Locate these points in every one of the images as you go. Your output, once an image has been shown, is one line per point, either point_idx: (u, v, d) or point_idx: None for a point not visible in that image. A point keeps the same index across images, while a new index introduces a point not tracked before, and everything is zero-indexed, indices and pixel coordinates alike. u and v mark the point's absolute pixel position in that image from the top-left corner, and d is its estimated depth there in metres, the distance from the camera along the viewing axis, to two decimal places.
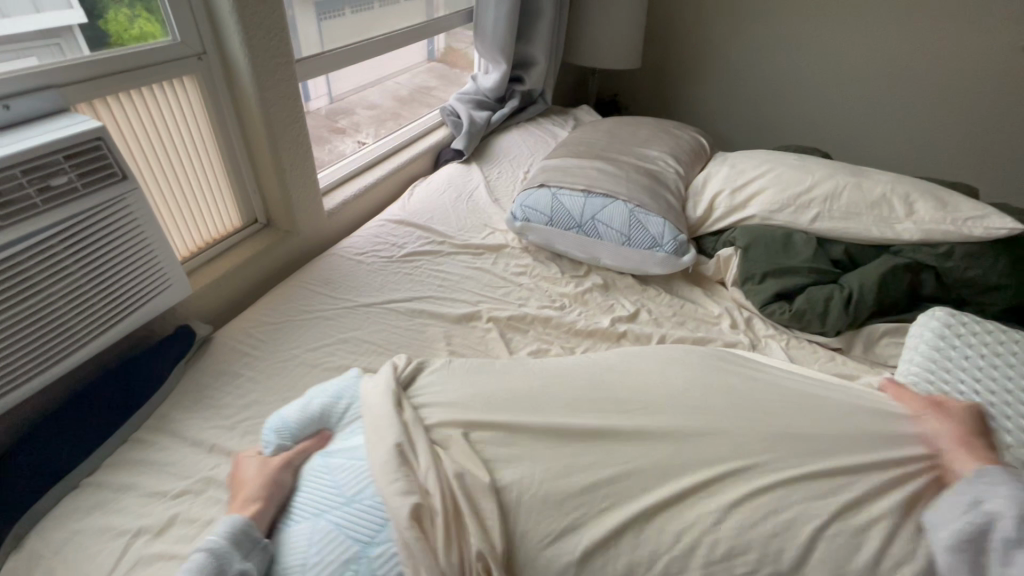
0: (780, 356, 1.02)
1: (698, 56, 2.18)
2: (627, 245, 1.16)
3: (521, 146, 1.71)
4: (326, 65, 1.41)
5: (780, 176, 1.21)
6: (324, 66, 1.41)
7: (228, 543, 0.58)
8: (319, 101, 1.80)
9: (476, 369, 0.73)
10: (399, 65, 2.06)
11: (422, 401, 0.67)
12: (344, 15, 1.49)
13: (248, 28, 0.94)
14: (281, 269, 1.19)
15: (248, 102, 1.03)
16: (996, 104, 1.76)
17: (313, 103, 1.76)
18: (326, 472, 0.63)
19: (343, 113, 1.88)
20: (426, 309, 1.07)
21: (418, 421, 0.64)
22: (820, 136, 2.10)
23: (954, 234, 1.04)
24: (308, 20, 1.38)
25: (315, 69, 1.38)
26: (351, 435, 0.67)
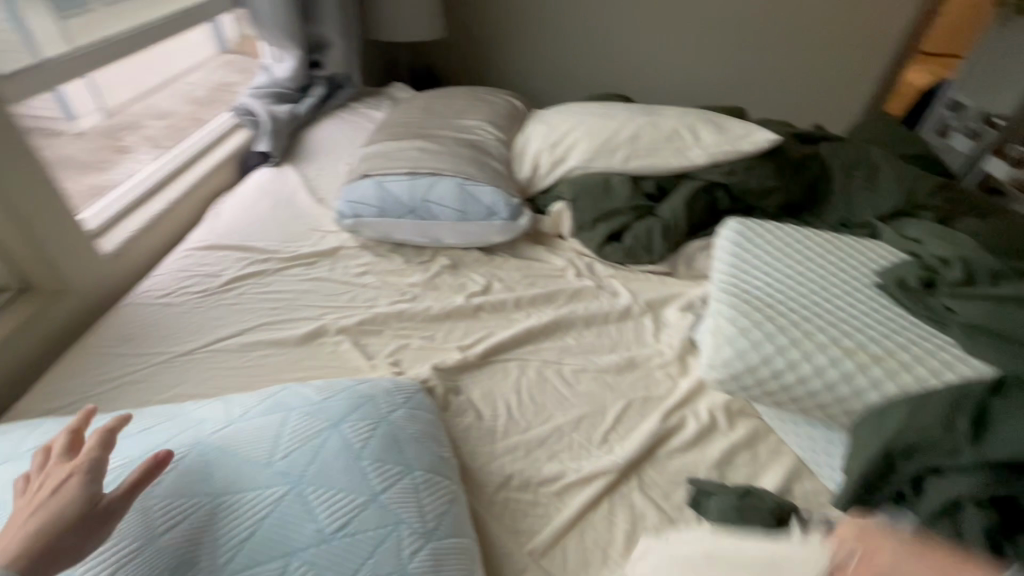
0: (621, 292, 1.12)
1: (499, 16, 2.19)
2: (463, 220, 1.14)
3: (337, 138, 1.58)
4: (59, 76, 1.12)
5: (589, 126, 1.29)
6: (76, 69, 1.16)
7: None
8: (91, 117, 1.58)
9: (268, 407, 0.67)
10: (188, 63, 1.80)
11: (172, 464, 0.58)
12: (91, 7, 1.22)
13: None
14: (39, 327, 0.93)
15: None
16: (748, 34, 2.05)
17: (79, 121, 1.54)
18: None
19: (115, 131, 1.60)
20: (262, 338, 0.96)
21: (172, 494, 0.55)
22: (622, 82, 2.27)
23: (732, 153, 1.20)
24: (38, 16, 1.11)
25: (47, 81, 1.10)
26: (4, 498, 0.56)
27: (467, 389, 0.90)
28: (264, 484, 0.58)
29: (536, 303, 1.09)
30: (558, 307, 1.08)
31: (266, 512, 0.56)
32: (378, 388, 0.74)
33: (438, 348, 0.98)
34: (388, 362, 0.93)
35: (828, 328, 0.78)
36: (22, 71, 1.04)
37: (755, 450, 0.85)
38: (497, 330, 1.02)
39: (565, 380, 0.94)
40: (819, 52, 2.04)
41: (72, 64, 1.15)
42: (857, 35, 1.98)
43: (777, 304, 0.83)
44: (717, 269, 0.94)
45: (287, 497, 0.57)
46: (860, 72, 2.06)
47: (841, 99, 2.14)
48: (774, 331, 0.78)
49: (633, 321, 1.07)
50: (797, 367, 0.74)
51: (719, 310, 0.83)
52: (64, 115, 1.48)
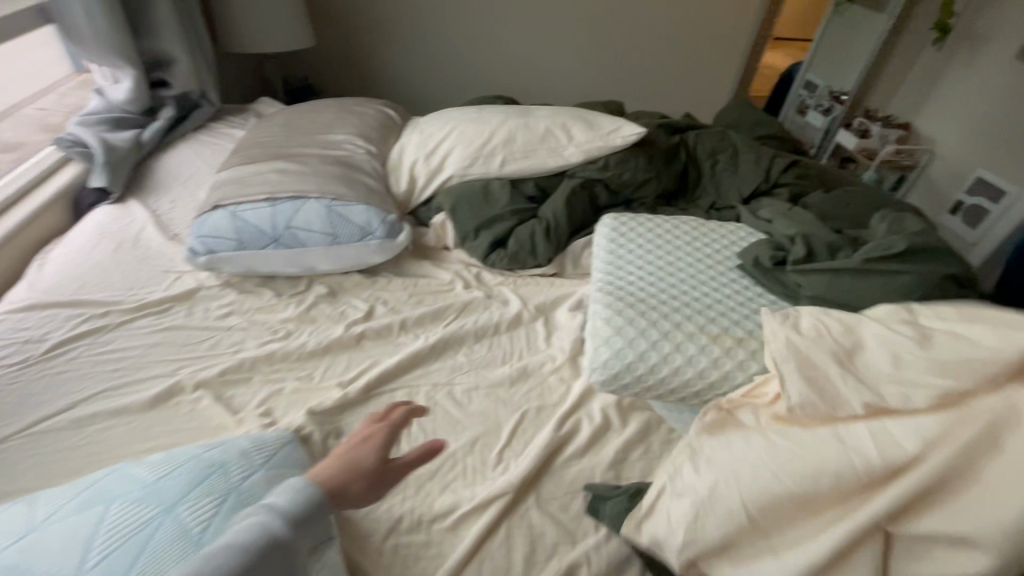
0: (512, 299, 1.09)
1: (372, 22, 2.11)
2: (336, 245, 1.06)
3: (193, 164, 1.42)
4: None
5: (463, 132, 1.25)
6: None
7: (284, 496, 0.46)
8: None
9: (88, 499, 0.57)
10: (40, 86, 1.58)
11: None
12: None
13: None
14: None
15: None
16: (619, 30, 2.12)
17: None
18: None
19: None
20: (100, 409, 0.82)
21: None
22: (507, 83, 2.26)
23: (605, 148, 1.22)
24: None
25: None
26: None
27: (351, 429, 0.83)
28: None
29: (423, 322, 1.03)
30: (447, 324, 1.04)
31: None
32: (230, 452, 0.65)
33: (317, 387, 0.90)
34: (258, 413, 0.84)
35: (696, 317, 0.80)
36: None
37: (648, 442, 0.86)
38: (382, 358, 0.96)
39: (457, 402, 0.90)
40: (684, 44, 2.16)
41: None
42: (714, 27, 2.12)
43: (649, 298, 0.84)
44: (595, 269, 0.94)
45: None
46: (722, 61, 2.21)
47: (709, 87, 2.28)
48: (647, 326, 0.79)
49: (525, 327, 1.05)
50: (670, 360, 0.75)
51: (596, 311, 0.83)
52: None
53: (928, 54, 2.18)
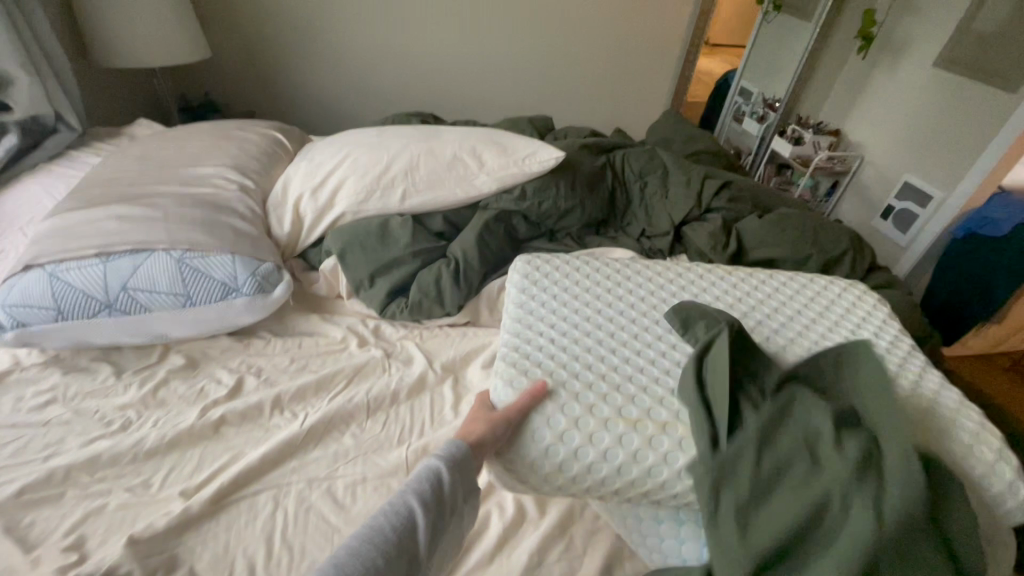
0: (415, 357, 0.93)
1: (276, 32, 1.91)
2: (191, 306, 0.87)
3: (35, 203, 1.18)
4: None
5: (357, 160, 1.08)
6: None
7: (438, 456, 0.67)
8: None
9: None
10: None
11: None
12: None
13: None
14: None
15: None
16: (546, 40, 2.01)
17: None
18: None
19: None
20: None
21: None
22: (432, 98, 2.10)
23: (520, 175, 1.08)
24: None
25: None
26: None
27: (192, 557, 0.65)
28: None
29: (306, 395, 0.86)
30: (335, 395, 0.87)
31: None
32: None
33: (154, 501, 0.70)
34: (62, 548, 0.64)
35: (613, 394, 0.67)
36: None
37: (569, 537, 0.72)
38: (248, 450, 0.77)
39: (337, 503, 0.72)
40: (614, 54, 2.08)
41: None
42: (644, 37, 2.04)
43: (559, 368, 0.70)
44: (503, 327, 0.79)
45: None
46: (656, 72, 2.14)
47: (643, 98, 2.21)
48: (553, 409, 0.66)
49: (430, 393, 0.89)
50: (581, 454, 0.64)
51: (495, 386, 0.69)
52: None
53: (854, 61, 2.20)
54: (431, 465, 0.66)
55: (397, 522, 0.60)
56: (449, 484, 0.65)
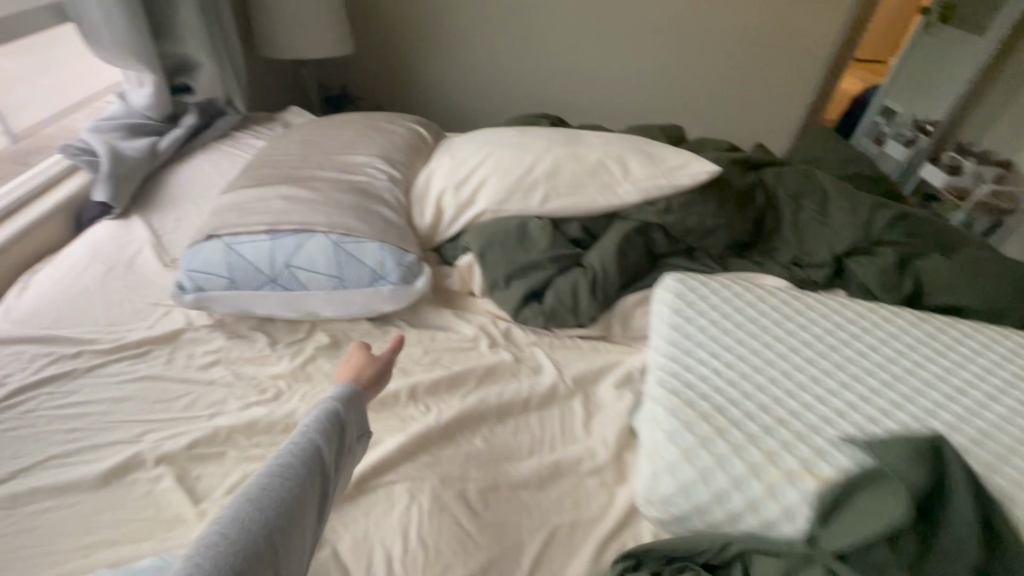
0: (545, 366, 0.91)
1: (414, 30, 1.99)
2: (342, 289, 0.90)
3: (206, 178, 1.30)
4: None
5: (500, 159, 1.07)
6: None
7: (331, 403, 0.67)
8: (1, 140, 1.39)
9: None
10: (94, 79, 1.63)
11: None
12: None
13: None
14: None
15: None
16: (682, 47, 1.92)
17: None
18: None
19: None
20: (42, 486, 0.68)
21: None
22: (554, 102, 2.09)
23: (667, 187, 1.02)
24: None
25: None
26: None
27: (334, 537, 0.67)
28: None
29: (438, 390, 0.86)
30: (466, 394, 0.86)
31: None
32: None
33: None
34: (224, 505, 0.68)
35: (796, 444, 0.60)
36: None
37: None
38: (384, 438, 0.78)
39: (469, 507, 0.71)
40: (751, 65, 1.93)
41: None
42: (788, 50, 1.89)
43: (727, 407, 0.64)
44: (655, 349, 0.74)
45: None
46: (796, 88, 1.98)
47: (780, 112, 2.04)
48: (728, 453, 0.59)
49: (560, 406, 0.86)
50: (758, 509, 0.57)
51: (655, 417, 0.63)
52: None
53: None
54: (323, 411, 0.66)
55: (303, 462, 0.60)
56: (346, 423, 0.66)
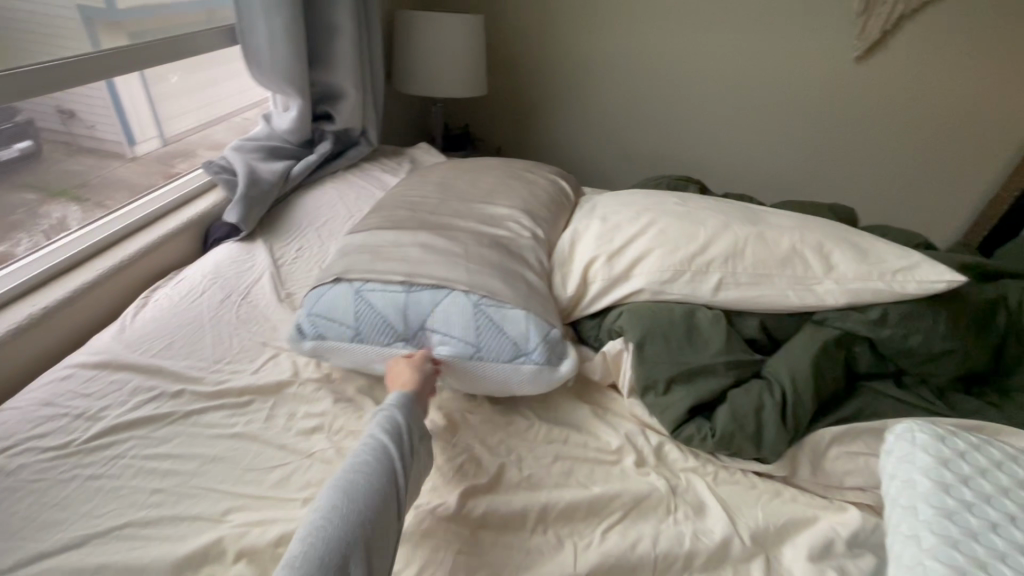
0: (710, 507, 0.70)
1: (550, 79, 1.98)
2: (478, 360, 0.76)
3: (332, 208, 1.25)
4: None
5: (666, 230, 0.90)
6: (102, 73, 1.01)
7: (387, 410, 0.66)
8: (152, 144, 1.49)
9: None
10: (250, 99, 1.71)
11: None
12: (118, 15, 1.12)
13: None
14: None
15: None
16: (840, 116, 1.77)
17: (140, 145, 1.46)
18: None
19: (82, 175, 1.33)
20: (108, 566, 0.57)
21: None
22: (686, 160, 1.98)
23: (886, 294, 0.79)
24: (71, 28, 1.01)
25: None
26: None
27: None
28: None
29: (573, 516, 0.67)
30: (608, 530, 0.66)
31: None
32: None
33: None
34: None
35: None
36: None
37: None
38: None
39: None
40: (920, 142, 1.74)
41: (33, 81, 0.87)
42: (976, 126, 1.67)
43: None
44: (920, 545, 0.49)
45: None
46: (982, 167, 1.73)
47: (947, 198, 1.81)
48: None
49: (734, 574, 0.64)
50: None
51: None
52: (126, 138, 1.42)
53: None
54: (379, 420, 0.64)
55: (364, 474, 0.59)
56: (409, 425, 0.65)
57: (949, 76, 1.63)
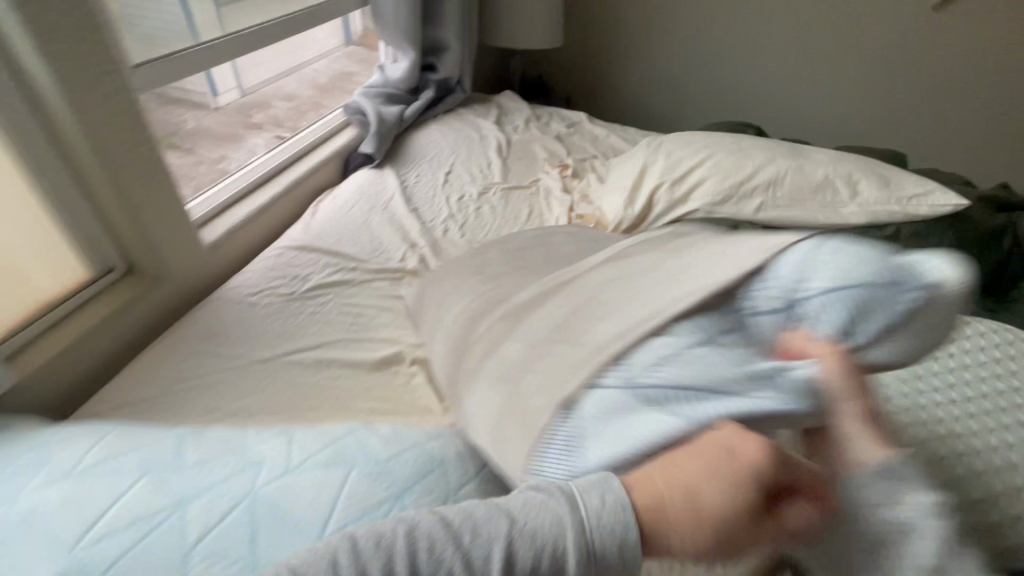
0: None
1: (623, 31, 2.13)
2: (897, 328, 0.41)
3: (440, 145, 1.53)
4: (189, 66, 1.15)
5: (720, 162, 1.11)
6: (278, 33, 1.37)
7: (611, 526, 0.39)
8: (230, 94, 1.84)
9: (331, 444, 0.62)
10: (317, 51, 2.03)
11: (226, 514, 0.52)
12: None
13: (46, 42, 0.70)
14: (140, 317, 0.93)
15: (76, 146, 0.79)
16: (911, 65, 1.80)
17: (221, 97, 1.80)
18: (29, 519, 0.50)
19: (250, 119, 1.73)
20: (336, 359, 0.90)
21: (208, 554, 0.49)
22: (749, 109, 2.10)
23: (900, 214, 0.98)
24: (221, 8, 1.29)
25: (176, 72, 1.12)
26: (90, 483, 0.53)
27: None
28: None
29: None
30: None
31: None
32: (446, 451, 0.65)
33: None
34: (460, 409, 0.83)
35: None
36: (154, 61, 1.06)
37: None
38: None
39: None
40: (994, 93, 1.75)
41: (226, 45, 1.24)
42: None
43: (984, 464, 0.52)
44: None
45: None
46: None
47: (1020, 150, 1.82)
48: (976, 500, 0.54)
49: None
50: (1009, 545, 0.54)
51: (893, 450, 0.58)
52: (211, 90, 1.75)
53: None
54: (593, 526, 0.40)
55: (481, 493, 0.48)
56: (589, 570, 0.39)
57: None
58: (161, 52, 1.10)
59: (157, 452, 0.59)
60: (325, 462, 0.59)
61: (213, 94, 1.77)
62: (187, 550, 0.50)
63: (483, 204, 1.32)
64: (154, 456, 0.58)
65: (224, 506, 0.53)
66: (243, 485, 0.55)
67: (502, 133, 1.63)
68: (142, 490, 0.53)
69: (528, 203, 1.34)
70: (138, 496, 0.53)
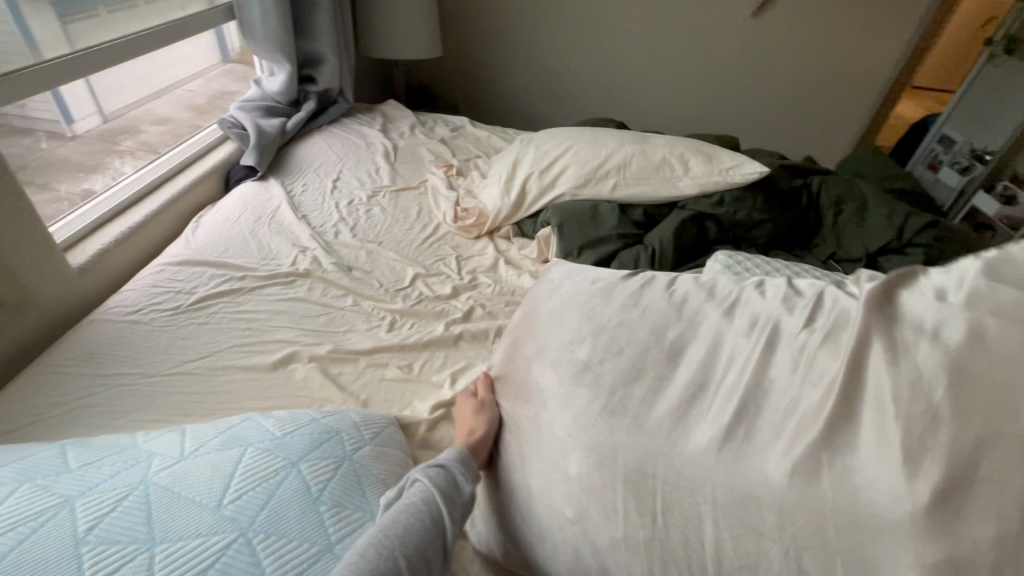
0: None
1: (497, 42, 2.28)
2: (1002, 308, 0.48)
3: (324, 154, 1.56)
4: (51, 78, 1.13)
5: (579, 152, 1.28)
6: (143, 47, 1.36)
7: None
8: (90, 120, 1.72)
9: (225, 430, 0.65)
10: (188, 71, 1.93)
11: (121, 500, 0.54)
12: (99, 14, 1.30)
13: None
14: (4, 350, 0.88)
15: None
16: (738, 63, 2.12)
17: (78, 124, 1.68)
18: None
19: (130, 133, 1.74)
20: (229, 365, 0.91)
21: (102, 538, 0.50)
22: (617, 106, 2.33)
23: (723, 184, 1.18)
24: (87, 28, 1.27)
25: (35, 83, 1.09)
26: None
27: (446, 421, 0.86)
28: (210, 529, 0.52)
29: None
30: None
31: (208, 561, 0.50)
32: (344, 423, 0.70)
33: (418, 378, 0.93)
34: (358, 395, 0.88)
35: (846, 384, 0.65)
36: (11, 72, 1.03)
37: None
38: (478, 360, 0.97)
39: None
40: (802, 84, 2.12)
41: (98, 57, 1.24)
42: (847, 71, 2.05)
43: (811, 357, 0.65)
44: None
45: (234, 546, 0.52)
46: (849, 106, 2.13)
47: (830, 129, 2.20)
48: None
49: None
50: None
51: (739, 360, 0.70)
52: (64, 118, 1.61)
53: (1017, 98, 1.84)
54: None
55: (443, 482, 0.59)
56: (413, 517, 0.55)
57: (824, 29, 1.98)
58: (15, 62, 1.06)
59: (37, 464, 0.58)
60: (223, 443, 0.62)
61: (68, 120, 1.64)
62: (79, 538, 0.50)
63: (373, 206, 1.38)
64: (35, 468, 0.58)
65: (115, 495, 0.54)
66: (136, 475, 0.57)
67: (389, 140, 1.69)
68: (22, 497, 0.53)
69: (417, 202, 1.41)
70: (20, 501, 0.53)
